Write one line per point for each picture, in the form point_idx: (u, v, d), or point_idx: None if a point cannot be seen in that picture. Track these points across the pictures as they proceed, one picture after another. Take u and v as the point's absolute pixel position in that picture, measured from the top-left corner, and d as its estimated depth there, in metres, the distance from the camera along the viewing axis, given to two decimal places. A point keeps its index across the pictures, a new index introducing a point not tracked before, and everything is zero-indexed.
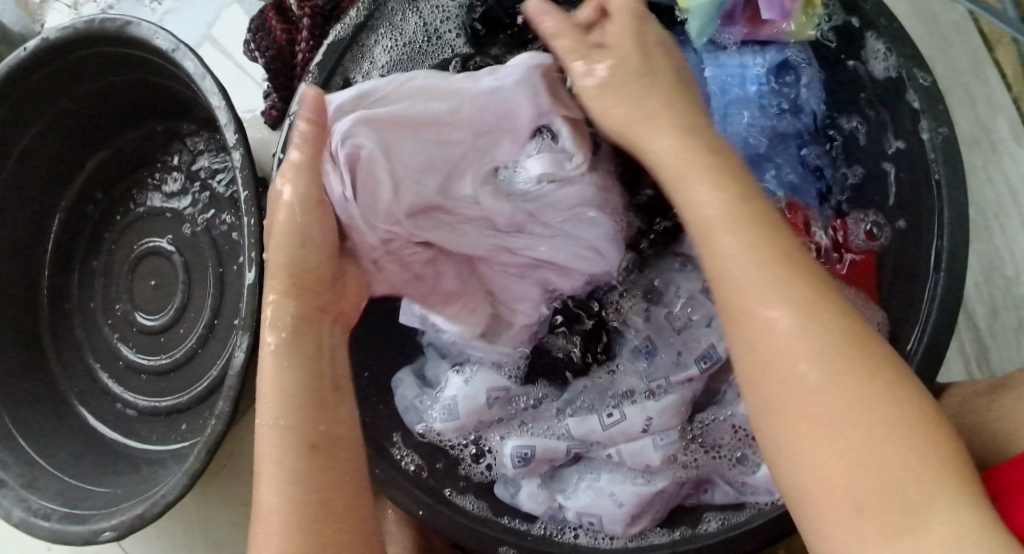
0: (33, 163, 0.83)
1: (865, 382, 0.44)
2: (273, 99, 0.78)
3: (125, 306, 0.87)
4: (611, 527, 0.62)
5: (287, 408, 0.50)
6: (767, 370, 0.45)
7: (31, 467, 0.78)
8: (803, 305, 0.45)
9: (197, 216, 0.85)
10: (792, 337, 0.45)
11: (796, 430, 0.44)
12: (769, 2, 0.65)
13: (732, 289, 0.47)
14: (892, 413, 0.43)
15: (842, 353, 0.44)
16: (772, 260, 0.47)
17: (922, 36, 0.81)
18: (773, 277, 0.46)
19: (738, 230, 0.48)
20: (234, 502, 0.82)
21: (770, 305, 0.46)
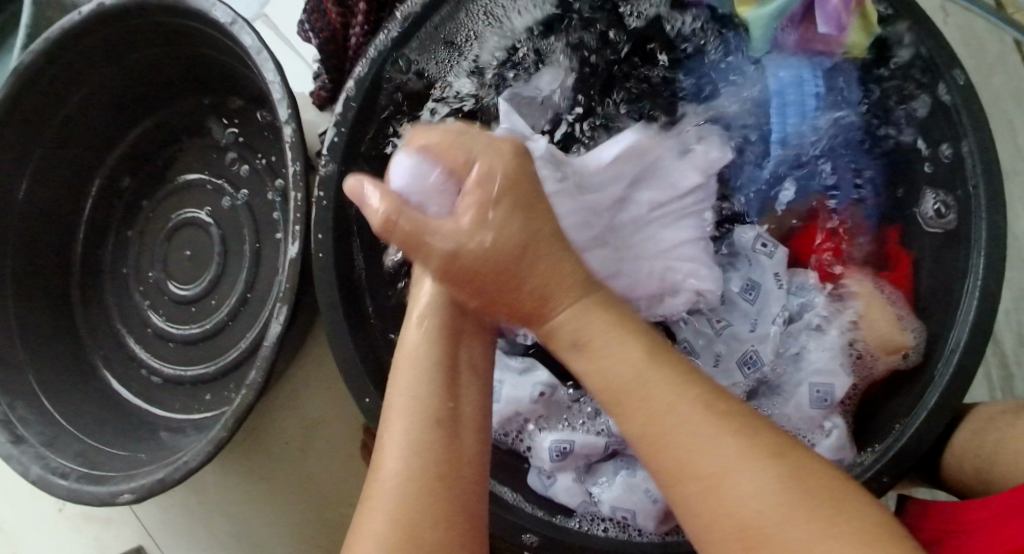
0: (78, 128, 0.84)
1: (775, 465, 0.47)
2: (324, 80, 0.78)
3: (158, 274, 0.88)
4: (643, 524, 0.63)
5: (416, 395, 0.54)
6: (693, 485, 0.48)
7: (54, 427, 0.78)
8: (699, 403, 0.49)
9: (237, 190, 0.86)
10: (684, 428, 0.49)
11: (743, 534, 0.46)
12: (827, 16, 0.66)
13: (636, 412, 0.50)
14: (813, 482, 0.47)
15: (746, 441, 0.48)
16: (661, 374, 0.50)
17: (968, 63, 0.82)
18: (655, 390, 0.50)
19: (638, 355, 0.51)
20: (252, 475, 0.82)
21: (670, 418, 0.49)
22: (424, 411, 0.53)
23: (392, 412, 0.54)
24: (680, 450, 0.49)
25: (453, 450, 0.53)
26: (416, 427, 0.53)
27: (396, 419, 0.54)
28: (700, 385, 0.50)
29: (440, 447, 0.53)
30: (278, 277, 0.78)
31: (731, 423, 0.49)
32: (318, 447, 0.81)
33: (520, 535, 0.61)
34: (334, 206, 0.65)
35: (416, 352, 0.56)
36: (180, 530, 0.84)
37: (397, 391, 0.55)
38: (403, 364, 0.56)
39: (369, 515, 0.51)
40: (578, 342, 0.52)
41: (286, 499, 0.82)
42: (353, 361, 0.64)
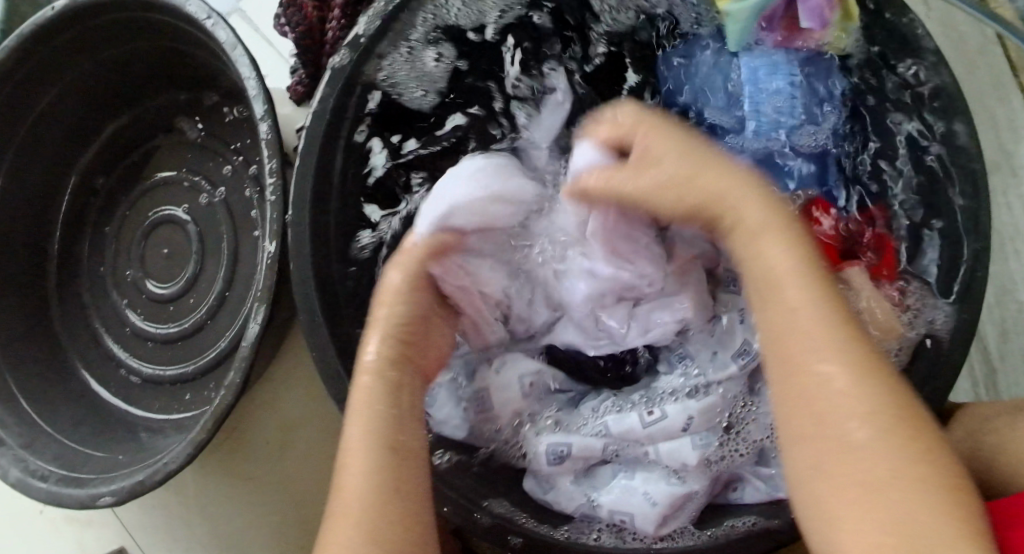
0: (54, 125, 0.83)
1: (907, 447, 0.46)
2: (300, 74, 0.77)
3: (135, 272, 0.86)
4: (643, 527, 0.61)
5: (368, 430, 0.53)
6: (817, 427, 0.48)
7: (32, 429, 0.77)
8: (860, 368, 0.48)
9: (214, 186, 0.85)
10: (841, 389, 0.48)
11: (848, 493, 0.46)
12: (810, 12, 0.65)
13: (788, 351, 0.50)
14: (931, 467, 0.46)
15: (891, 415, 0.47)
16: (823, 316, 0.50)
17: (950, 57, 0.82)
18: (830, 334, 0.50)
19: (815, 296, 0.51)
20: (233, 476, 0.82)
21: (822, 364, 0.49)
22: (382, 438, 0.53)
23: (355, 425, 0.54)
24: (815, 404, 0.49)
25: (401, 452, 0.53)
26: (371, 453, 0.52)
27: (355, 451, 0.53)
28: (874, 354, 0.49)
29: (401, 458, 0.53)
30: (257, 276, 0.77)
31: (874, 382, 0.48)
32: (300, 447, 0.81)
33: (506, 536, 0.60)
34: (311, 204, 0.64)
35: (373, 385, 0.55)
36: (161, 531, 0.83)
37: (365, 412, 0.54)
38: (361, 392, 0.55)
39: (333, 532, 0.50)
40: (751, 235, 0.54)
41: (268, 500, 0.81)
42: (332, 362, 0.63)
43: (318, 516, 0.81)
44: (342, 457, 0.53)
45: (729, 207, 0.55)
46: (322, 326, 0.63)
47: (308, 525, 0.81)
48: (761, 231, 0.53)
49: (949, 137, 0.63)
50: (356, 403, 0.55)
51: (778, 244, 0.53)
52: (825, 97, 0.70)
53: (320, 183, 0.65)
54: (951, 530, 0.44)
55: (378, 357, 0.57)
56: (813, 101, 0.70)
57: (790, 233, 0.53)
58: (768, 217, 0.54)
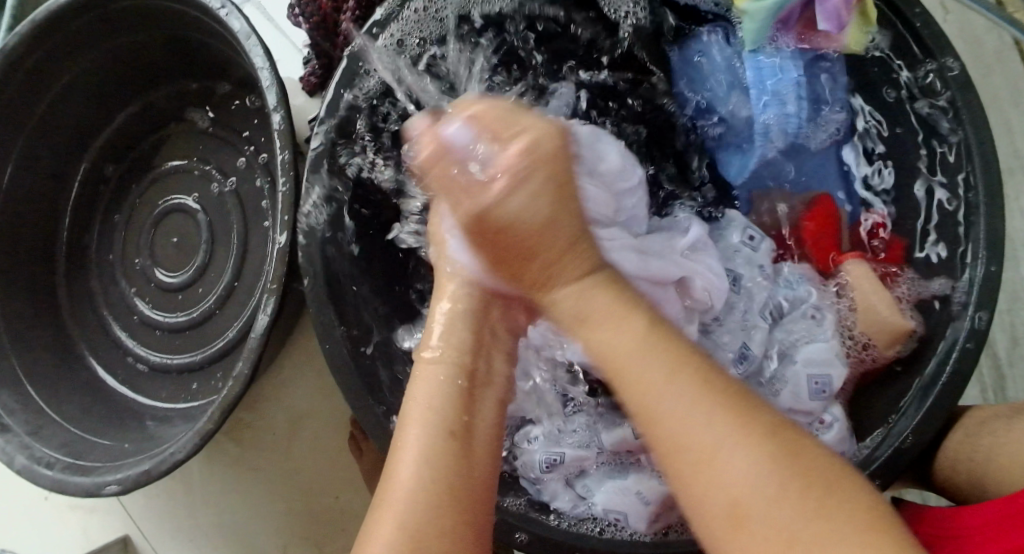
0: (66, 111, 0.83)
1: (800, 477, 0.46)
2: (313, 66, 0.77)
3: (144, 261, 0.86)
4: (635, 525, 0.62)
5: (432, 408, 0.55)
6: (708, 499, 0.47)
7: (39, 415, 0.77)
8: (704, 408, 0.48)
9: (225, 176, 0.84)
10: (724, 457, 0.47)
11: (765, 541, 0.45)
12: (827, 13, 0.65)
13: (656, 426, 0.49)
14: (834, 493, 0.45)
15: (762, 445, 0.47)
16: (674, 378, 0.49)
17: (967, 61, 0.81)
18: (665, 383, 0.49)
19: (646, 346, 0.51)
20: (238, 466, 0.82)
21: (680, 421, 0.48)
22: (437, 421, 0.54)
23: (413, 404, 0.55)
24: (706, 477, 0.47)
25: (455, 438, 0.54)
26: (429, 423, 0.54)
27: (417, 425, 0.54)
28: (712, 382, 0.49)
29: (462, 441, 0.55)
30: (267, 267, 0.77)
31: (732, 438, 0.47)
32: (305, 439, 0.81)
33: (512, 533, 0.59)
34: (324, 195, 0.64)
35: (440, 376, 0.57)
36: (165, 520, 0.83)
37: (422, 398, 0.56)
38: (424, 375, 0.57)
39: (384, 512, 0.51)
40: (576, 316, 0.54)
41: (272, 491, 0.81)
42: (340, 355, 0.62)
43: (323, 509, 0.81)
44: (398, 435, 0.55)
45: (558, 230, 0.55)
46: (332, 318, 0.63)
47: (312, 517, 0.81)
48: (586, 313, 0.54)
49: (963, 140, 0.61)
50: (417, 385, 0.57)
51: (610, 324, 0.53)
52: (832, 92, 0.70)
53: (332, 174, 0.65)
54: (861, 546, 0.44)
55: (444, 342, 0.58)
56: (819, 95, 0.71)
57: (631, 312, 0.53)
58: (611, 304, 0.54)
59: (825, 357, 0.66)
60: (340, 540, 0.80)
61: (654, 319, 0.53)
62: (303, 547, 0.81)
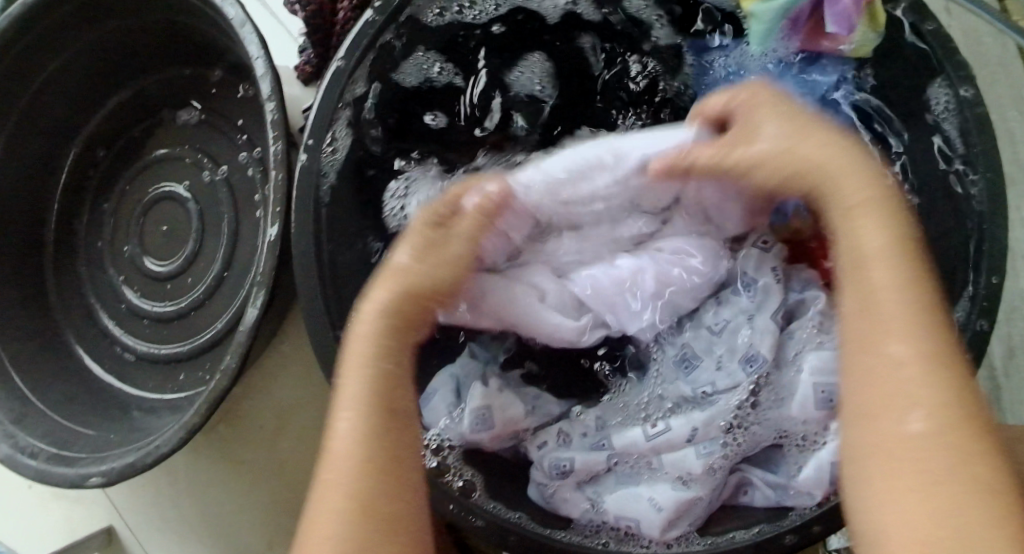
0: (54, 96, 0.81)
1: (969, 441, 0.45)
2: (308, 54, 0.76)
3: (133, 249, 0.85)
4: (649, 533, 0.59)
5: (358, 429, 0.51)
6: (874, 405, 0.48)
7: (23, 404, 0.76)
8: (930, 349, 0.48)
9: (217, 164, 0.82)
10: (906, 372, 0.47)
11: (908, 470, 0.45)
12: (835, 15, 0.63)
13: (867, 320, 0.50)
14: (987, 462, 0.45)
15: (952, 398, 0.47)
16: (903, 289, 0.50)
17: (980, 70, 0.80)
18: (897, 298, 0.49)
19: (893, 261, 0.50)
20: (225, 457, 0.81)
21: (889, 340, 0.49)
22: (355, 500, 0.49)
23: (342, 411, 0.52)
24: (885, 393, 0.48)
25: (381, 478, 0.50)
26: (363, 447, 0.50)
27: (340, 459, 0.50)
28: (949, 340, 0.49)
29: (382, 467, 0.50)
30: (258, 254, 0.76)
31: (934, 382, 0.47)
32: (291, 433, 0.80)
33: (504, 535, 0.58)
34: (316, 186, 0.63)
35: (369, 355, 0.53)
36: (151, 511, 0.84)
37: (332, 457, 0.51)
38: (351, 357, 0.53)
39: (315, 525, 0.49)
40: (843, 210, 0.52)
41: (256, 483, 0.81)
42: (332, 350, 0.61)
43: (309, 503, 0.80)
44: (331, 421, 0.53)
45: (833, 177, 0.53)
46: (320, 310, 0.62)
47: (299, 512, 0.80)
48: (857, 207, 0.52)
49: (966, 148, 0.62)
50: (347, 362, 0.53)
51: (878, 221, 0.51)
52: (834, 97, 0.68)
53: (326, 169, 0.64)
54: (987, 509, 0.43)
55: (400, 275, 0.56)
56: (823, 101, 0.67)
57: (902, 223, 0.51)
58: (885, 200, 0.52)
59: (831, 364, 0.60)
60: None
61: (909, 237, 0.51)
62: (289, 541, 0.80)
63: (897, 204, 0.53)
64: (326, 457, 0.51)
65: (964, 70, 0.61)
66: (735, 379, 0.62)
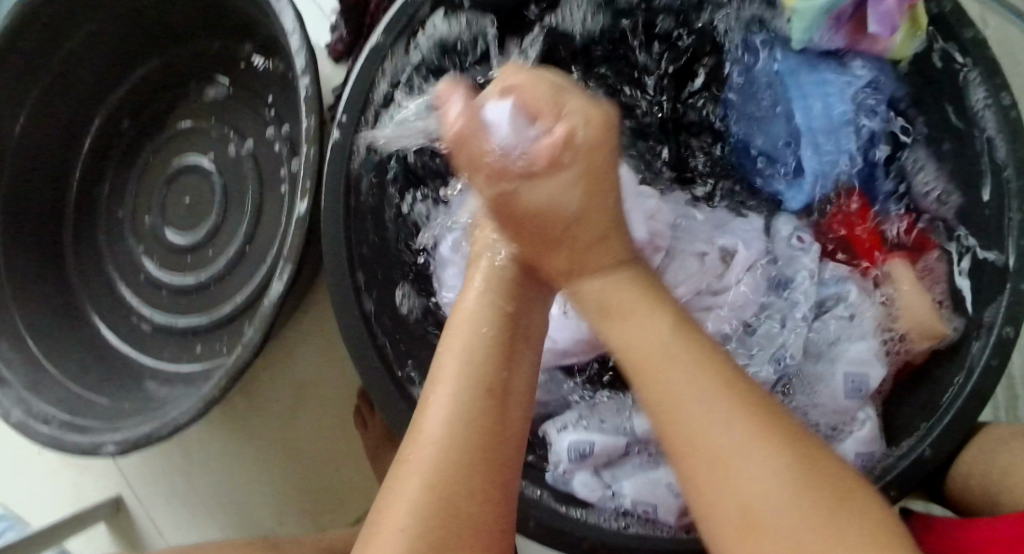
0: (81, 62, 0.80)
1: (796, 468, 0.46)
2: (341, 32, 0.76)
3: (155, 220, 0.85)
4: (665, 519, 0.60)
5: (452, 410, 0.52)
6: (707, 480, 0.47)
7: (39, 370, 0.76)
8: (725, 402, 0.48)
9: (243, 139, 0.82)
10: (723, 452, 0.46)
11: (743, 526, 0.45)
12: (879, 16, 0.61)
13: (673, 425, 0.48)
14: (827, 482, 0.46)
15: (754, 427, 0.47)
16: (691, 358, 0.49)
17: (1015, 81, 0.79)
18: (675, 368, 0.49)
19: (675, 341, 0.50)
20: (239, 432, 0.82)
21: (693, 403, 0.48)
22: (457, 468, 0.50)
23: (438, 393, 0.53)
24: (710, 475, 0.47)
25: (490, 461, 0.51)
26: (487, 435, 0.51)
27: (436, 447, 0.51)
28: (710, 358, 0.50)
29: (473, 459, 0.51)
30: (282, 230, 0.76)
31: (726, 425, 0.47)
32: (306, 411, 0.80)
33: (526, 520, 0.58)
34: (347, 164, 0.63)
35: (475, 326, 0.54)
36: (161, 483, 0.84)
37: (418, 446, 0.51)
38: (461, 320, 0.55)
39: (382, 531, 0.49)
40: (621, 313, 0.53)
41: (268, 459, 0.81)
42: (356, 328, 0.61)
43: (320, 481, 0.80)
44: (419, 413, 0.53)
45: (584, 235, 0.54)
46: (346, 288, 0.62)
47: (309, 490, 0.81)
48: (629, 306, 0.53)
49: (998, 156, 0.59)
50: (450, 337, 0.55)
51: (647, 313, 0.52)
52: (874, 106, 0.66)
53: (358, 146, 0.63)
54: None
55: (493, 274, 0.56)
56: (862, 111, 0.66)
57: (657, 305, 0.52)
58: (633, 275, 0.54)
59: (863, 358, 0.64)
60: (336, 512, 0.80)
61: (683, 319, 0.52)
62: (299, 517, 0.81)
63: (689, 334, 0.51)
64: (428, 404, 0.53)
65: (1001, 78, 0.58)
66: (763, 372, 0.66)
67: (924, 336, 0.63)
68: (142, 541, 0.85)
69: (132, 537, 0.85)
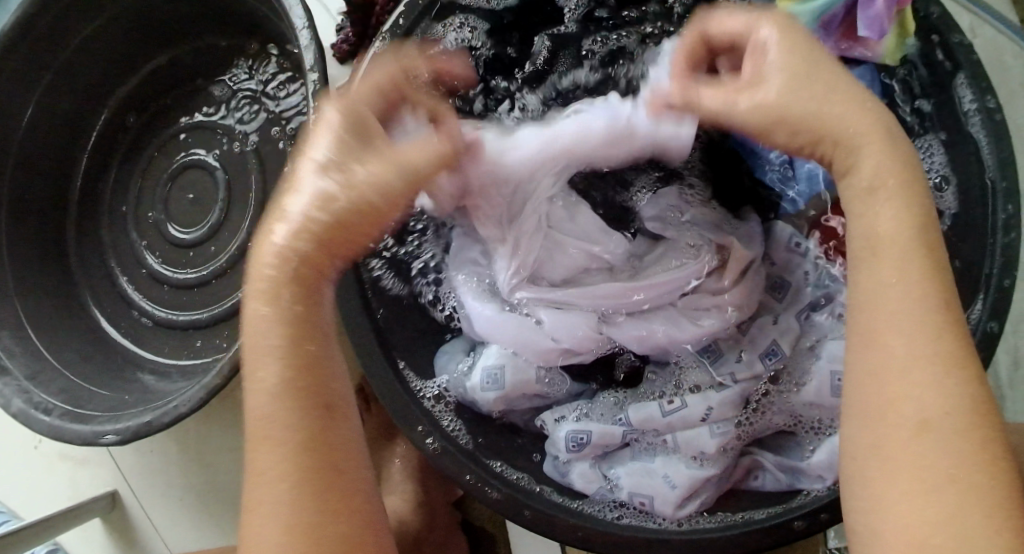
0: (89, 59, 0.82)
1: (973, 441, 0.44)
2: (347, 32, 0.77)
3: (158, 215, 0.86)
4: (661, 510, 0.61)
5: (289, 389, 0.48)
6: (883, 403, 0.45)
7: (39, 361, 0.77)
8: (944, 359, 0.45)
9: (247, 136, 0.83)
10: (910, 368, 0.45)
11: (899, 467, 0.44)
12: (868, 20, 0.62)
13: (880, 313, 0.46)
14: (983, 478, 0.43)
15: (960, 410, 0.44)
16: (918, 289, 0.46)
17: (1004, 91, 0.81)
18: (915, 308, 0.45)
19: (909, 255, 0.46)
20: (238, 425, 0.82)
21: (900, 342, 0.45)
22: (313, 482, 0.47)
23: (263, 418, 0.48)
24: (896, 397, 0.45)
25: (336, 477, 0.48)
26: (306, 416, 0.48)
27: (268, 443, 0.47)
28: (957, 334, 0.46)
29: (330, 476, 0.48)
30: None
31: (955, 383, 0.45)
32: None
33: (520, 509, 0.59)
34: None
35: (264, 315, 0.48)
36: (158, 477, 0.84)
37: (267, 444, 0.48)
38: (253, 327, 0.48)
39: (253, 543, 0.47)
40: (863, 195, 0.48)
41: None
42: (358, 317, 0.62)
43: None
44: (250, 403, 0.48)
45: (847, 144, 0.48)
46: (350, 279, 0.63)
47: None
48: (877, 190, 0.47)
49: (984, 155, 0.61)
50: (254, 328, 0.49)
51: (895, 215, 0.47)
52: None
53: None
54: (983, 515, 0.42)
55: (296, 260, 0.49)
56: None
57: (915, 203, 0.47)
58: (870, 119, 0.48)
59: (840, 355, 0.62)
60: None
61: (926, 228, 0.47)
62: None
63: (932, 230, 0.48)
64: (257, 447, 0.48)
65: (985, 81, 0.61)
66: (754, 369, 0.64)
67: None
68: (137, 535, 0.85)
69: (127, 531, 0.85)
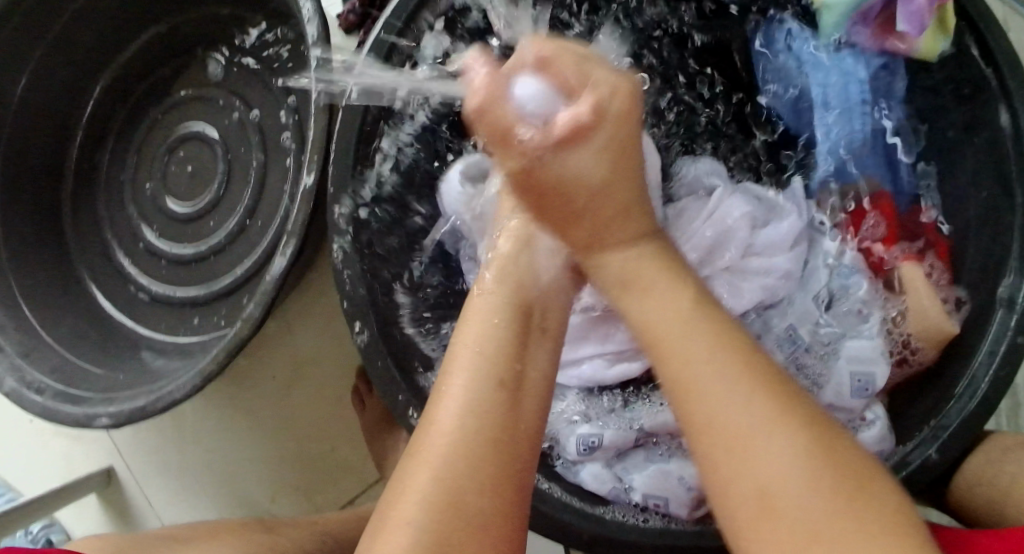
0: (87, 25, 0.78)
1: (836, 489, 0.42)
2: (353, 3, 0.74)
3: (155, 187, 0.83)
4: (677, 513, 0.59)
5: (484, 359, 0.49)
6: (727, 457, 0.44)
7: (32, 337, 0.74)
8: (763, 420, 0.43)
9: (249, 108, 0.80)
10: (756, 427, 0.43)
11: (772, 524, 0.42)
12: (907, 14, 0.60)
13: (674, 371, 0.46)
14: (870, 473, 0.43)
15: (811, 461, 0.42)
16: (713, 338, 0.46)
17: None
18: (691, 329, 0.46)
19: (697, 322, 0.46)
20: (235, 406, 0.81)
21: (710, 349, 0.45)
22: (473, 466, 0.46)
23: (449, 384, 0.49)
24: (732, 444, 0.44)
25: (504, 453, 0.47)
26: (509, 437, 0.48)
27: (450, 405, 0.48)
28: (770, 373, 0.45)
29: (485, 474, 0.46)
30: (285, 202, 0.74)
31: (772, 428, 0.43)
32: (305, 387, 0.79)
33: None
34: (358, 136, 0.61)
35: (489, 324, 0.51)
36: (153, 456, 0.83)
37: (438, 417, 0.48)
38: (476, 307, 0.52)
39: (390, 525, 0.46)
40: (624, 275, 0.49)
41: (263, 433, 0.80)
42: (358, 307, 0.60)
43: (313, 457, 0.79)
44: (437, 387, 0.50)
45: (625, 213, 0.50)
46: (351, 265, 0.60)
47: (303, 464, 0.80)
48: (638, 271, 0.49)
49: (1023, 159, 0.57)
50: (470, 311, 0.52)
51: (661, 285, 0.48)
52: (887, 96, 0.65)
53: (367, 118, 0.61)
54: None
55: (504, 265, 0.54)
56: (876, 97, 0.65)
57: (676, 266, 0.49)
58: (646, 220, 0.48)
59: (869, 352, 0.63)
60: (329, 492, 0.79)
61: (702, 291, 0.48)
62: (292, 495, 0.80)
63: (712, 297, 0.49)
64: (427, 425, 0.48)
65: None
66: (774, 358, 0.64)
67: (932, 337, 0.61)
68: (132, 513, 0.84)
69: (121, 510, 0.84)
